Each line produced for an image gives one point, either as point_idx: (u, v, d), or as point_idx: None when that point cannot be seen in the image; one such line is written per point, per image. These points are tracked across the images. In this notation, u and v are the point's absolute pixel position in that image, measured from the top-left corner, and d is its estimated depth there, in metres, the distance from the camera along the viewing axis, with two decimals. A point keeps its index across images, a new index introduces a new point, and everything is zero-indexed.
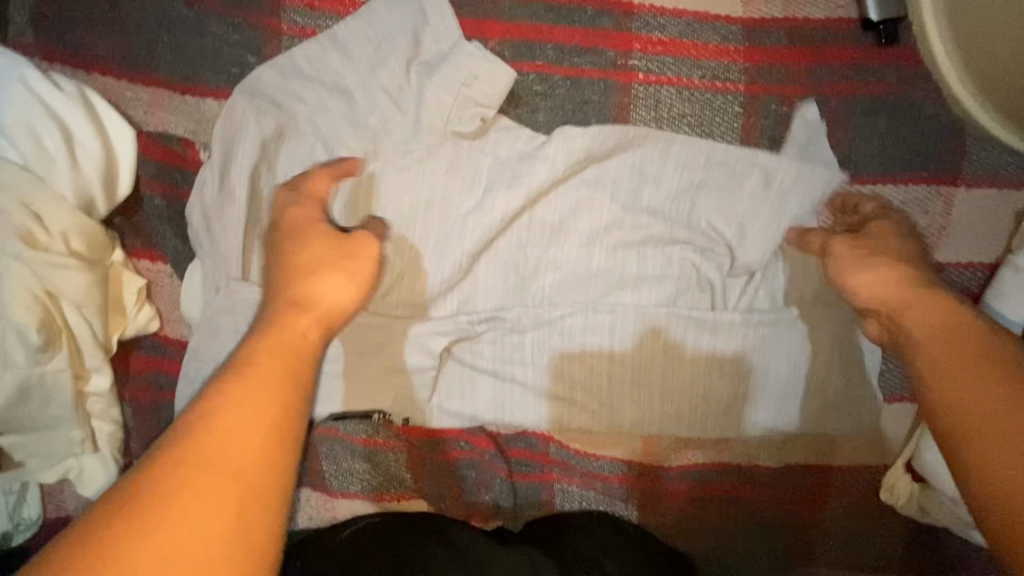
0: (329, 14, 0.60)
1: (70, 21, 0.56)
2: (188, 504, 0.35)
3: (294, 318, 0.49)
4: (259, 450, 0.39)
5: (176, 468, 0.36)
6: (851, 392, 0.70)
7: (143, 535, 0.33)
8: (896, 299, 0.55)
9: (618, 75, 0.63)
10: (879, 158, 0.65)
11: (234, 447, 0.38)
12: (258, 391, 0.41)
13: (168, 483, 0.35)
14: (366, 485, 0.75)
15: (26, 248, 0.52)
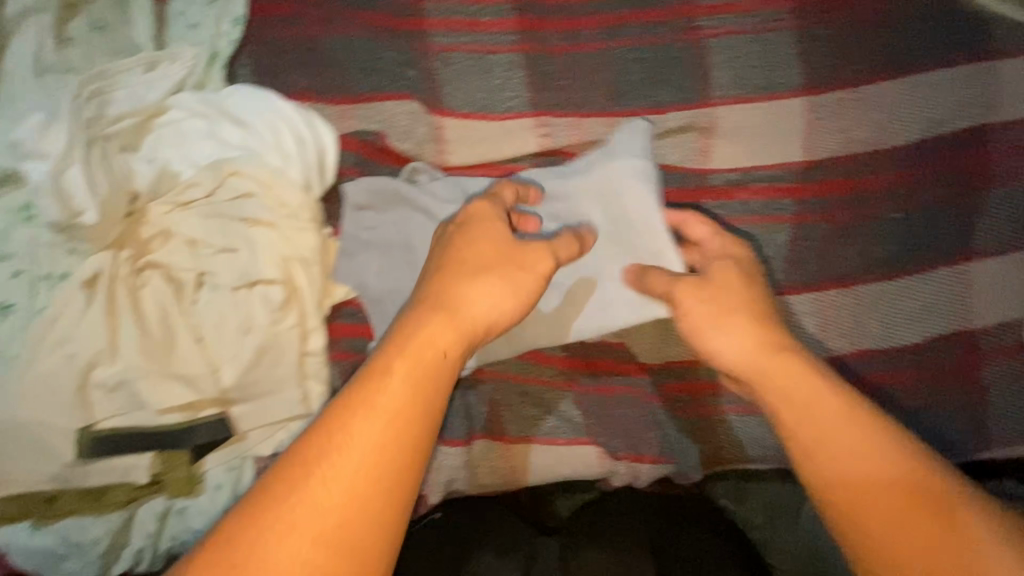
0: (464, 32, 0.78)
1: (278, 68, 0.75)
2: (362, 417, 0.50)
3: (436, 325, 0.56)
4: (421, 379, 0.53)
5: (355, 397, 0.51)
6: (960, 251, 0.77)
7: (340, 432, 0.49)
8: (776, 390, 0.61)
9: (689, 36, 0.79)
10: (921, 52, 0.78)
11: (410, 402, 0.51)
12: (410, 357, 0.54)
13: (356, 403, 0.50)
14: (540, 430, 0.79)
15: (272, 216, 0.68)
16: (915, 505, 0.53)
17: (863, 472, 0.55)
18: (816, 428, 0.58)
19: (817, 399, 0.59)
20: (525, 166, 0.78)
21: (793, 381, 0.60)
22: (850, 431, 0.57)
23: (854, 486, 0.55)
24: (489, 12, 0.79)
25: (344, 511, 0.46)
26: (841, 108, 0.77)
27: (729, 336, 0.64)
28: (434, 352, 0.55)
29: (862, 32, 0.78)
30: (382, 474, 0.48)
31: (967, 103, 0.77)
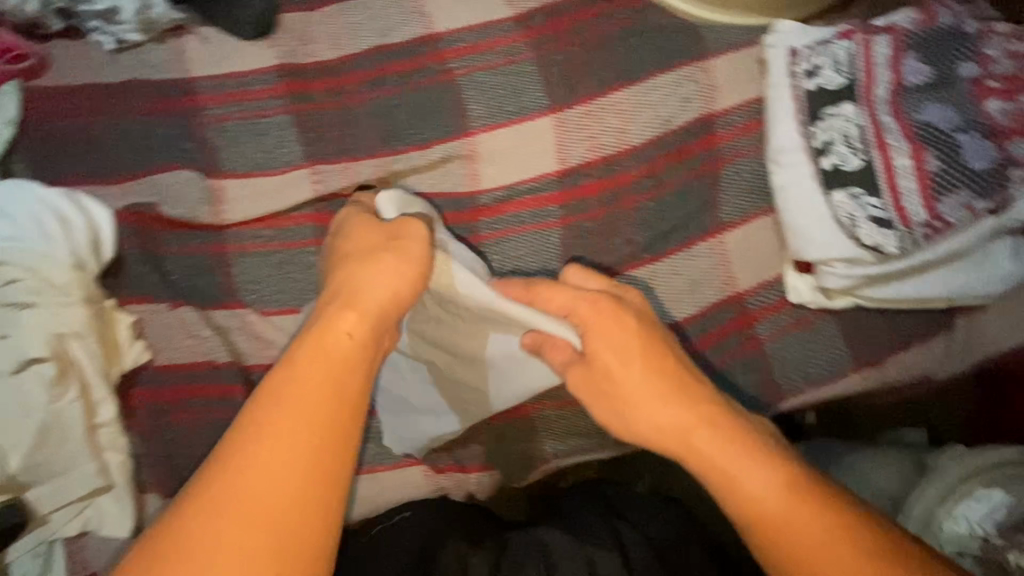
0: (236, 103, 0.86)
1: (55, 160, 0.80)
2: (281, 415, 0.53)
3: (339, 319, 0.61)
4: (331, 375, 0.56)
5: (271, 389, 0.54)
6: (711, 227, 0.86)
7: (248, 440, 0.52)
8: (666, 421, 0.64)
9: (443, 77, 0.88)
10: (646, 61, 0.88)
11: (319, 397, 0.55)
12: (313, 357, 0.57)
13: (269, 399, 0.54)
14: (361, 459, 0.82)
15: (41, 297, 0.70)
16: (838, 535, 0.56)
17: (781, 507, 0.58)
18: (700, 453, 0.63)
19: (682, 423, 0.64)
20: (307, 214, 0.83)
21: (667, 416, 0.64)
22: (757, 473, 0.60)
23: (762, 519, 0.59)
24: (258, 82, 0.87)
25: (283, 500, 0.50)
26: (583, 120, 0.87)
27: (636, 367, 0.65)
28: (340, 338, 0.59)
29: (592, 52, 0.89)
30: (318, 469, 0.52)
31: (693, 98, 0.87)
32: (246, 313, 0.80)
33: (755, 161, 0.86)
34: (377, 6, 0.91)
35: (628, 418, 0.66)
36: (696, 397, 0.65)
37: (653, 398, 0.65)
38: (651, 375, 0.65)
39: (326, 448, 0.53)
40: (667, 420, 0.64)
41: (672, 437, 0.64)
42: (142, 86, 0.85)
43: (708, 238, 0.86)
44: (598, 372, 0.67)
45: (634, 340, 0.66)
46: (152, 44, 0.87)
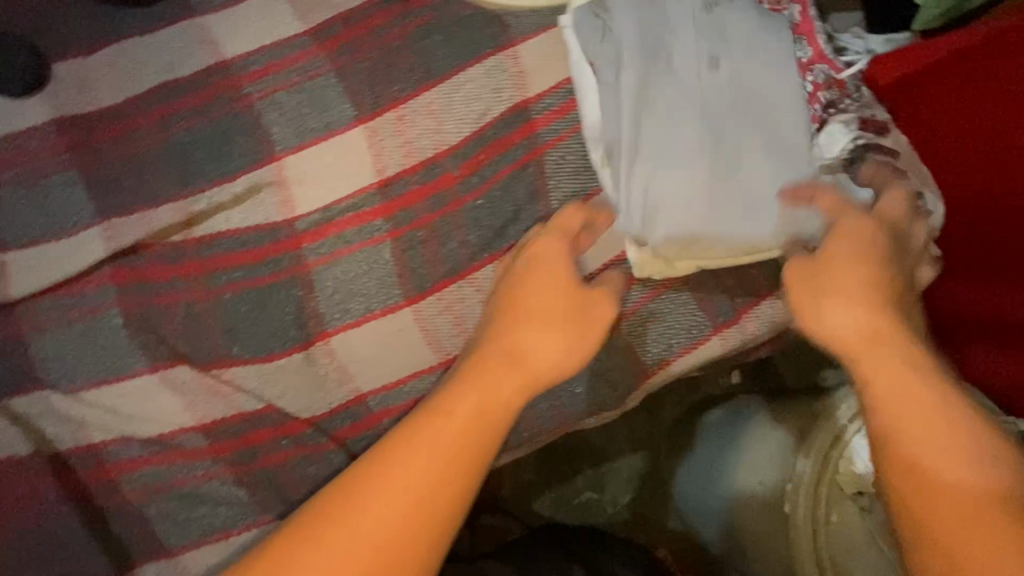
0: (12, 168, 0.79)
1: None
2: (417, 452, 0.58)
3: (508, 372, 0.65)
4: (490, 411, 0.62)
5: (456, 409, 0.61)
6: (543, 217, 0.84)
7: (384, 471, 0.57)
8: (888, 349, 0.60)
9: (240, 104, 0.83)
10: (451, 57, 0.86)
11: (469, 438, 0.60)
12: (501, 379, 0.64)
13: (468, 420, 0.61)
14: (207, 530, 0.74)
15: None
16: (978, 448, 0.54)
17: (939, 421, 0.55)
18: (892, 370, 0.59)
19: (861, 333, 0.62)
20: (106, 272, 0.76)
21: (892, 366, 0.59)
22: (916, 384, 0.58)
23: (928, 423, 0.56)
24: (37, 141, 0.81)
25: (379, 540, 0.55)
26: (397, 127, 0.83)
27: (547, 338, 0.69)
28: (502, 400, 0.64)
29: (394, 55, 0.86)
30: (433, 502, 0.57)
31: (502, 88, 0.85)
32: (53, 391, 0.73)
33: (573, 141, 0.85)
34: (160, 40, 0.85)
35: (835, 340, 0.64)
36: (891, 322, 0.63)
37: (897, 339, 0.61)
38: (885, 315, 0.63)
39: (421, 528, 0.56)
40: (539, 357, 0.68)
41: (884, 408, 0.58)
42: None
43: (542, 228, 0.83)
44: (826, 275, 0.67)
45: (840, 276, 0.66)
46: None
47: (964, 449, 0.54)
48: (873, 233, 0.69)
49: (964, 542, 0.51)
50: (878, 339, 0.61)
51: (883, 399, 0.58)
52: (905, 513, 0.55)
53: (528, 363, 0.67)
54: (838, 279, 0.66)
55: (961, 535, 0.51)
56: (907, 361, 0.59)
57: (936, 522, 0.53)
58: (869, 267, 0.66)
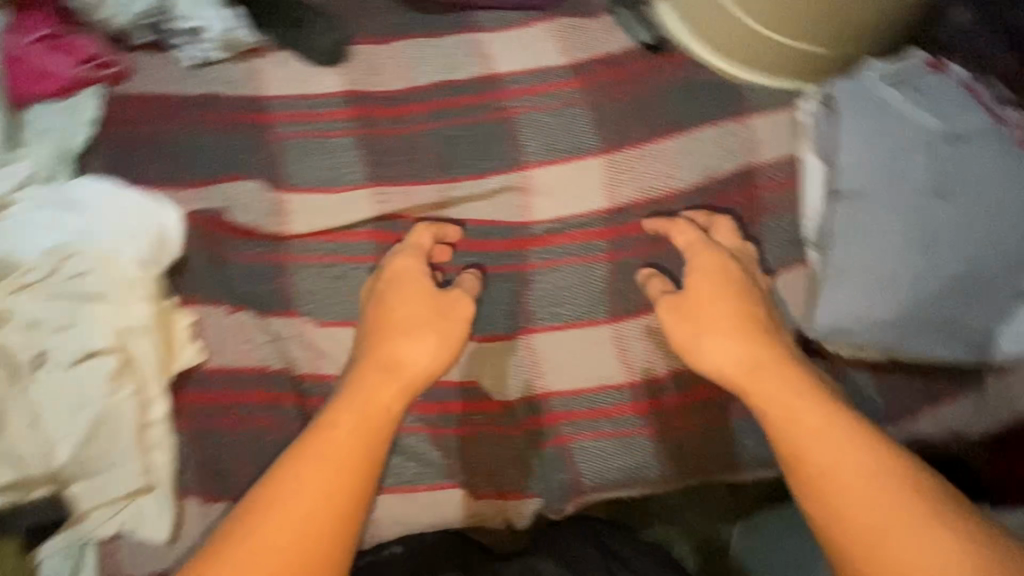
0: (303, 122, 0.90)
1: (130, 161, 0.84)
2: (323, 451, 0.66)
3: (384, 384, 0.72)
4: (366, 432, 0.68)
5: (333, 423, 0.68)
6: None
7: (289, 473, 0.64)
8: (802, 388, 0.71)
9: (502, 115, 0.94)
10: (690, 115, 0.95)
11: (334, 469, 0.65)
12: (319, 442, 0.66)
13: (323, 442, 0.67)
14: (400, 478, 0.82)
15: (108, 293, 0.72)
16: (896, 480, 0.63)
17: (855, 460, 0.64)
18: (807, 433, 0.67)
19: (797, 414, 0.69)
20: (366, 230, 0.86)
21: (777, 391, 0.71)
22: (825, 442, 0.66)
23: (829, 481, 0.64)
24: (327, 105, 0.91)
25: (306, 515, 0.62)
26: (632, 165, 0.92)
27: (424, 342, 0.75)
28: (378, 406, 0.70)
29: (640, 102, 0.95)
30: (340, 498, 0.64)
31: (732, 152, 0.93)
32: (303, 321, 0.82)
33: (789, 214, 0.90)
34: (444, 44, 0.97)
35: (722, 373, 0.75)
36: (772, 356, 0.74)
37: (784, 390, 0.71)
38: (771, 374, 0.73)
39: (346, 512, 0.64)
40: (415, 360, 0.74)
41: (801, 451, 0.67)
42: (219, 101, 0.89)
43: None
44: (693, 306, 0.79)
45: (705, 301, 0.79)
46: (230, 62, 0.91)
47: (879, 492, 0.62)
48: (721, 255, 0.83)
49: (897, 558, 0.59)
50: (749, 386, 0.73)
51: (790, 458, 0.68)
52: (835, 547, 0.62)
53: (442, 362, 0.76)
54: (705, 309, 0.78)
55: (891, 541, 0.59)
56: (781, 420, 0.69)
57: (864, 559, 0.60)
58: (749, 347, 0.75)
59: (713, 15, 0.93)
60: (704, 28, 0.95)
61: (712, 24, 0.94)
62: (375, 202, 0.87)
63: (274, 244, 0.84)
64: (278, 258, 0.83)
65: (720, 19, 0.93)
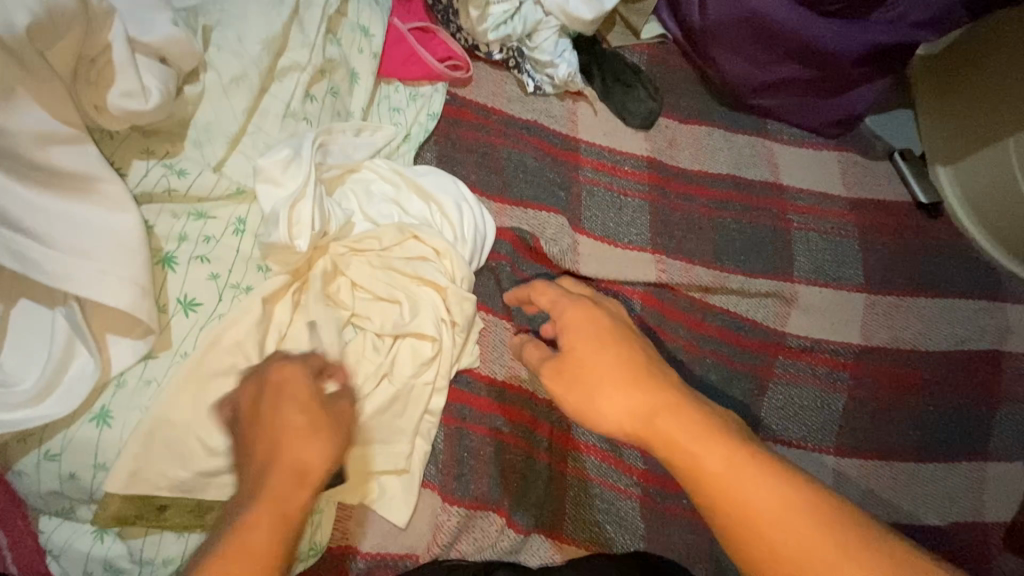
0: (606, 173, 0.95)
1: (457, 160, 0.88)
2: (242, 558, 0.43)
3: (287, 485, 0.47)
4: (270, 558, 0.44)
5: (252, 523, 0.45)
6: (974, 451, 0.91)
7: None
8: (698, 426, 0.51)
9: (781, 224, 0.97)
10: (954, 281, 0.98)
11: (262, 556, 0.44)
12: (264, 523, 0.45)
13: (238, 537, 0.44)
14: (603, 540, 0.82)
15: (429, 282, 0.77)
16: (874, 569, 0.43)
17: (805, 538, 0.45)
18: (717, 482, 0.48)
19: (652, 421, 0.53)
20: (638, 291, 0.89)
21: (689, 437, 0.51)
22: (758, 488, 0.47)
23: (752, 529, 0.46)
24: (629, 164, 0.97)
25: None
26: (893, 309, 0.95)
27: (319, 436, 0.51)
28: (286, 500, 0.47)
29: (908, 253, 0.99)
30: None
31: (988, 328, 0.95)
32: None
33: None
34: (739, 141, 1.02)
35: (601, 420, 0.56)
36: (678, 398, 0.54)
37: (695, 423, 0.51)
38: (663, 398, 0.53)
39: None
40: (314, 454, 0.49)
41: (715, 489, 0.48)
42: (538, 129, 0.94)
43: (968, 461, 0.90)
44: (576, 368, 0.59)
45: (655, 405, 0.53)
46: (553, 98, 0.97)
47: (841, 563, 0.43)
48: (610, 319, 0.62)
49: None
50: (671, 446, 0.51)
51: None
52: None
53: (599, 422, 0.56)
54: (591, 373, 0.58)
55: None
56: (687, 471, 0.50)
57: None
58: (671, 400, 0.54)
59: (1000, 202, 1.00)
60: (984, 208, 1.01)
61: (996, 207, 1.00)
62: (654, 268, 0.91)
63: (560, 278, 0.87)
64: None
65: (1007, 208, 0.99)
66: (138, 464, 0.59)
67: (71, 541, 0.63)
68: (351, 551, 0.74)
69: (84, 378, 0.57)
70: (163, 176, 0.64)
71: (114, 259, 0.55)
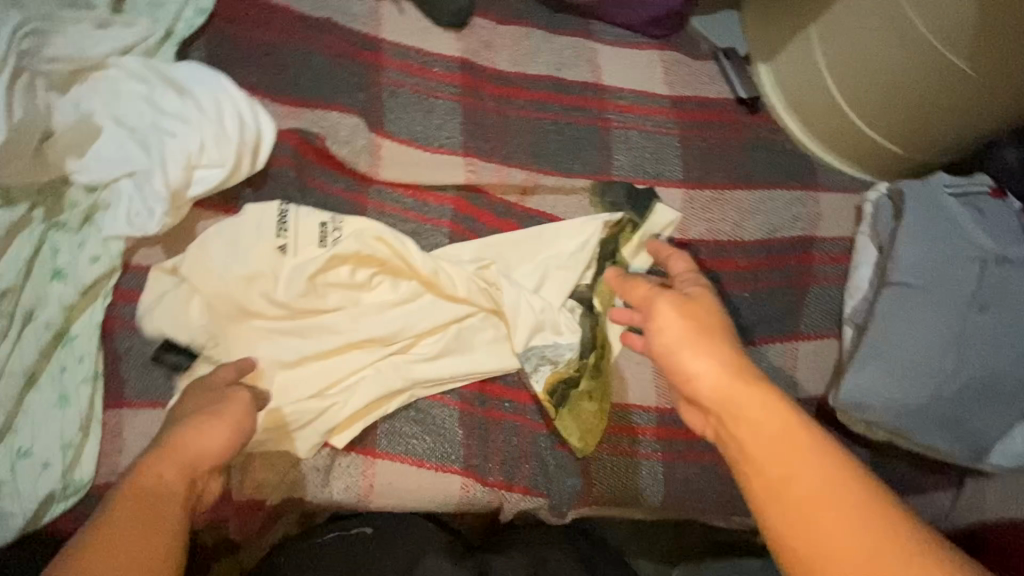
0: (413, 75, 0.89)
1: (235, 60, 0.80)
2: (113, 543, 0.46)
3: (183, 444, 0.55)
4: (142, 530, 0.48)
5: (128, 511, 0.49)
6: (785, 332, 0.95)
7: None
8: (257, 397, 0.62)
9: (600, 124, 0.96)
10: (768, 173, 1.01)
11: (138, 535, 0.48)
12: (131, 516, 0.49)
13: (109, 523, 0.48)
14: (416, 449, 0.80)
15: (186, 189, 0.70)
16: (874, 525, 0.48)
17: (824, 491, 0.50)
18: (784, 450, 0.53)
19: (163, 492, 0.51)
20: (449, 196, 0.86)
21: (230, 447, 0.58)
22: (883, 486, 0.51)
23: (789, 496, 0.51)
24: (439, 65, 0.92)
25: None
26: (710, 203, 0.96)
27: (221, 415, 0.59)
28: (160, 489, 0.51)
29: (727, 149, 1.00)
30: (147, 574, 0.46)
31: (799, 215, 0.99)
32: None
33: (834, 289, 0.98)
34: (560, 41, 0.99)
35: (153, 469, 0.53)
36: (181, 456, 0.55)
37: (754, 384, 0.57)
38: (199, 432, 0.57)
39: None
40: (207, 441, 0.56)
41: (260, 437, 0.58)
42: (334, 28, 0.87)
43: (778, 342, 0.95)
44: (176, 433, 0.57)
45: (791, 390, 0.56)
46: None
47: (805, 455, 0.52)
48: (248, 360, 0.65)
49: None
50: (734, 419, 0.56)
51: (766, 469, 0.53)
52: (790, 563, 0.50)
53: (693, 386, 0.60)
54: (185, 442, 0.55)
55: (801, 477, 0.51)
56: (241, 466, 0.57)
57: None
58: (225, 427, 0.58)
59: (813, 95, 1.01)
60: (801, 101, 1.03)
61: (809, 100, 1.02)
62: (465, 170, 0.87)
63: (360, 185, 0.82)
64: (361, 199, 0.82)
65: (821, 100, 1.00)
66: None
67: None
68: None
69: None
70: None
71: None
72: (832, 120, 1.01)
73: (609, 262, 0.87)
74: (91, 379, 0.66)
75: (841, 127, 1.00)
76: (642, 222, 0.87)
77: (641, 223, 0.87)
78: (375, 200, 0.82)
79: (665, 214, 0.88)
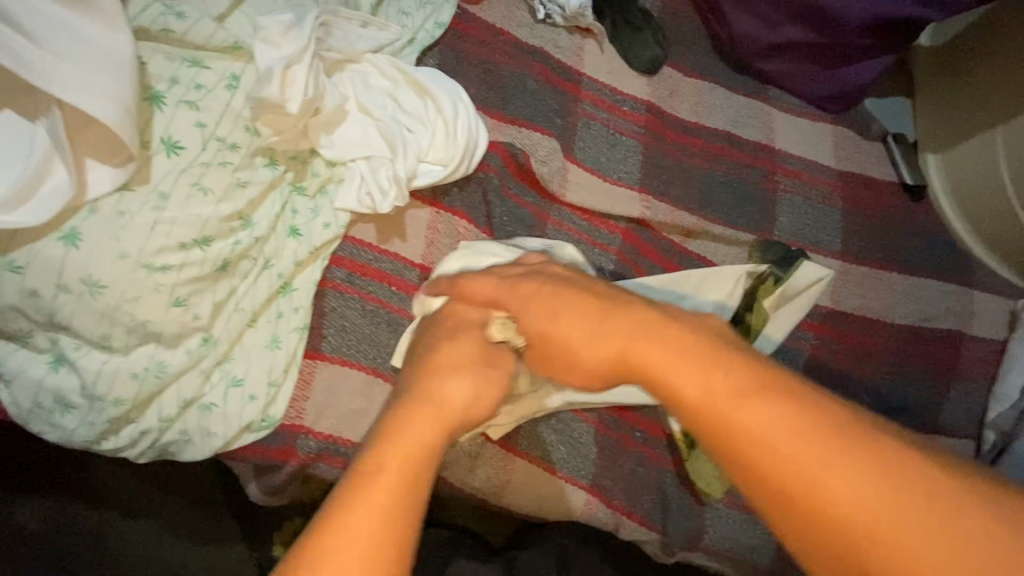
0: (605, 109, 0.96)
1: (460, 72, 0.89)
2: (371, 500, 0.46)
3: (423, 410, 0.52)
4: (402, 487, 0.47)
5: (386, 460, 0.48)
6: (925, 423, 0.93)
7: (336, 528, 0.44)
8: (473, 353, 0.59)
9: (768, 184, 0.99)
10: (925, 262, 1.01)
11: (397, 492, 0.47)
12: (396, 469, 0.48)
13: (371, 475, 0.47)
14: (551, 458, 0.84)
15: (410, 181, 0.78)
16: (856, 458, 0.42)
17: (792, 440, 0.43)
18: (705, 394, 0.46)
19: (414, 446, 0.50)
20: (620, 226, 0.91)
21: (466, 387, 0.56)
22: (765, 406, 0.44)
23: (753, 438, 0.44)
24: (628, 105, 0.98)
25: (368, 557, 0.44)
26: (865, 280, 0.97)
27: (472, 376, 0.57)
28: (415, 442, 0.50)
29: (888, 231, 1.01)
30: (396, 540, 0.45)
31: (953, 310, 0.99)
32: None
33: (979, 390, 0.96)
34: (739, 101, 1.04)
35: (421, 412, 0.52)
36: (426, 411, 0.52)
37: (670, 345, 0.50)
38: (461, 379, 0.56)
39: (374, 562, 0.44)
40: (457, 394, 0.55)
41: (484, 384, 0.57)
42: (545, 57, 0.95)
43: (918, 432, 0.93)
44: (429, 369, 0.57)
45: (615, 317, 0.55)
46: (562, 30, 0.98)
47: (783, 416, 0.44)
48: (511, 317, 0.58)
49: (852, 526, 0.41)
50: (660, 374, 0.49)
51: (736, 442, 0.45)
52: (766, 507, 0.44)
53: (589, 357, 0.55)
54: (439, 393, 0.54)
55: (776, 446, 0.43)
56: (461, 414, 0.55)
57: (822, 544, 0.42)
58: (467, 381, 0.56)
59: (980, 194, 1.02)
60: (965, 197, 1.04)
61: (973, 197, 1.03)
62: (639, 205, 0.92)
63: (545, 202, 0.89)
64: (545, 216, 0.88)
65: (987, 199, 1.01)
66: (103, 290, 0.61)
67: (25, 368, 0.65)
68: (302, 431, 0.74)
69: (58, 195, 0.58)
70: (162, 16, 0.65)
71: (99, 75, 0.56)
72: (996, 221, 1.01)
73: (746, 315, 0.88)
74: (300, 329, 0.74)
75: (1005, 229, 1.01)
76: (786, 277, 0.88)
77: (785, 278, 0.88)
78: (556, 219, 0.89)
79: (813, 271, 0.89)
